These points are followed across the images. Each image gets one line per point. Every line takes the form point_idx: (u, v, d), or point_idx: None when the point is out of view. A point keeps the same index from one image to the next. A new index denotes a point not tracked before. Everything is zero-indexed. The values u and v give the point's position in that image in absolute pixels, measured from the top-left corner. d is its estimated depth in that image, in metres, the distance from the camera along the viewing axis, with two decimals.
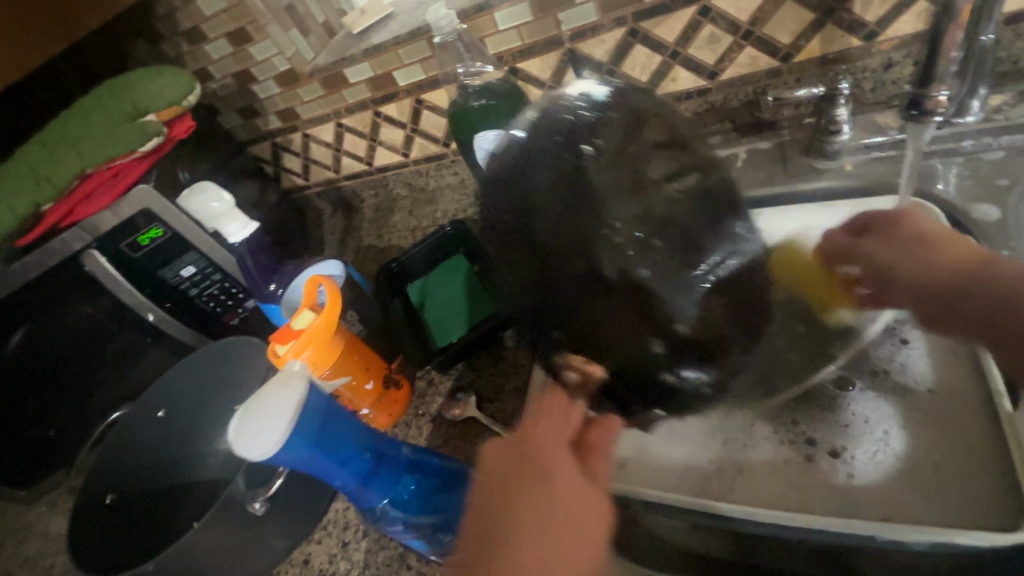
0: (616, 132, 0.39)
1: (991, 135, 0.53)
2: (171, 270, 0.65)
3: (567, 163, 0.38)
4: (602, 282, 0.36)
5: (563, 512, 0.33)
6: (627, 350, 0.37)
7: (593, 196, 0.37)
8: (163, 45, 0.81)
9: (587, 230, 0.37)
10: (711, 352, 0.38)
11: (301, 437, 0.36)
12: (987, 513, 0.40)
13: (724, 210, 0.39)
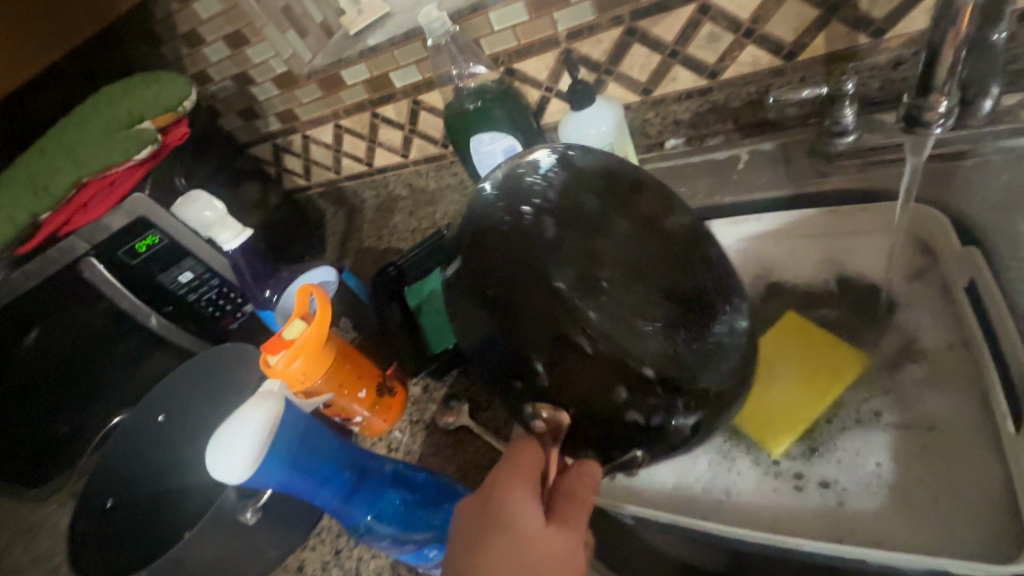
0: (562, 196, 0.38)
1: (1006, 135, 0.51)
2: (169, 276, 0.66)
3: (515, 229, 0.37)
4: (563, 339, 0.35)
5: (529, 561, 0.32)
6: (594, 400, 0.36)
7: (546, 257, 0.36)
8: (163, 48, 0.81)
9: (538, 290, 0.36)
10: (700, 387, 0.36)
11: (277, 458, 0.37)
12: (980, 546, 0.38)
13: (688, 256, 0.39)
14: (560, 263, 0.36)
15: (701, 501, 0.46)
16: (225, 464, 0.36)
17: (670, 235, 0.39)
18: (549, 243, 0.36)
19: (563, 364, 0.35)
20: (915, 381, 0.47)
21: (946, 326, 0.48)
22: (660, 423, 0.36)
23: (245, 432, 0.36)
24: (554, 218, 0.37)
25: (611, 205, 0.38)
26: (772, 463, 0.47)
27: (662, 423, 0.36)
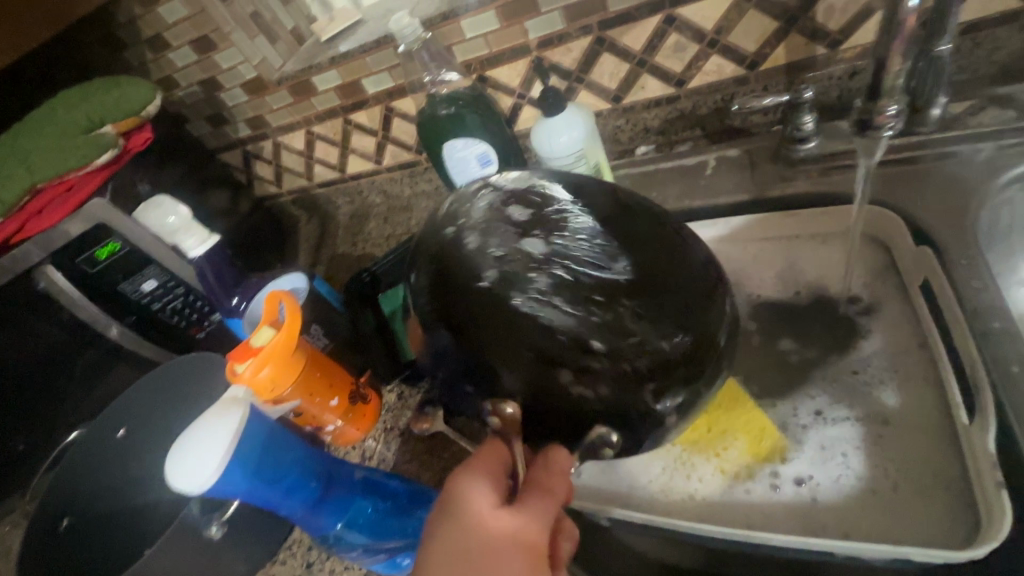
0: (494, 212, 0.41)
1: (956, 141, 0.53)
2: (132, 284, 0.64)
3: (451, 246, 0.40)
4: (501, 336, 0.36)
5: (474, 545, 0.32)
6: (551, 390, 0.35)
7: (480, 267, 0.38)
8: (127, 53, 0.79)
9: (476, 295, 0.37)
10: (654, 361, 0.35)
11: (242, 465, 0.36)
12: (941, 533, 0.39)
13: (628, 237, 0.39)
14: (494, 267, 0.38)
15: (658, 502, 0.46)
16: (181, 475, 0.34)
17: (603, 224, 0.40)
18: (482, 255, 0.38)
19: (503, 355, 0.36)
20: (876, 376, 0.47)
21: (907, 326, 0.49)
22: (631, 398, 0.35)
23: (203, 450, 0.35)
24: (482, 232, 0.40)
25: (540, 208, 0.41)
26: (744, 468, 0.46)
27: (631, 400, 0.35)
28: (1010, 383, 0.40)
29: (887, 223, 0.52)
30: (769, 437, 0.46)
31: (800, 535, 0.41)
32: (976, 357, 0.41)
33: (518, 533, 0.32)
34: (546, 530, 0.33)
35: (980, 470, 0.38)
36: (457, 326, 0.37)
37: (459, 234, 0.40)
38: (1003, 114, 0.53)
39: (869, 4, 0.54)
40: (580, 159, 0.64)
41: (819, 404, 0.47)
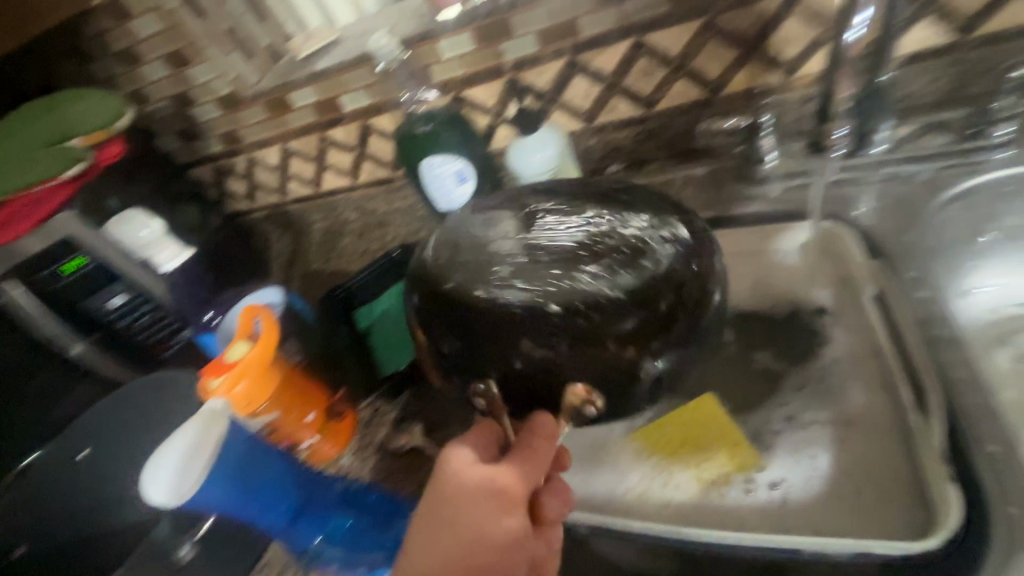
0: (470, 226, 0.45)
1: (894, 163, 0.59)
2: (98, 300, 0.62)
3: (433, 258, 0.43)
4: (476, 318, 0.38)
5: (447, 487, 0.33)
6: (531, 361, 0.37)
7: (457, 266, 0.41)
8: (94, 66, 0.78)
9: (453, 290, 0.40)
10: (623, 324, 0.37)
11: None
12: (900, 526, 0.40)
13: (593, 222, 0.42)
14: (470, 269, 0.41)
15: (637, 509, 0.47)
16: None
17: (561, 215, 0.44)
18: (456, 264, 0.42)
19: (478, 335, 0.38)
20: (837, 379, 0.49)
21: (866, 334, 0.51)
22: (617, 355, 0.36)
23: None
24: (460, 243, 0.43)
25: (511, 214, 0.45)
26: (723, 475, 0.46)
27: (616, 358, 0.36)
28: (953, 384, 0.43)
29: (839, 240, 0.55)
30: (743, 447, 0.47)
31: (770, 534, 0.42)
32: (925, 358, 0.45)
33: (490, 477, 0.33)
34: (524, 480, 0.33)
35: (927, 465, 0.40)
36: (440, 334, 0.40)
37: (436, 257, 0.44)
38: (939, 139, 0.58)
39: (820, 36, 0.58)
40: (555, 173, 0.67)
41: (790, 410, 0.49)
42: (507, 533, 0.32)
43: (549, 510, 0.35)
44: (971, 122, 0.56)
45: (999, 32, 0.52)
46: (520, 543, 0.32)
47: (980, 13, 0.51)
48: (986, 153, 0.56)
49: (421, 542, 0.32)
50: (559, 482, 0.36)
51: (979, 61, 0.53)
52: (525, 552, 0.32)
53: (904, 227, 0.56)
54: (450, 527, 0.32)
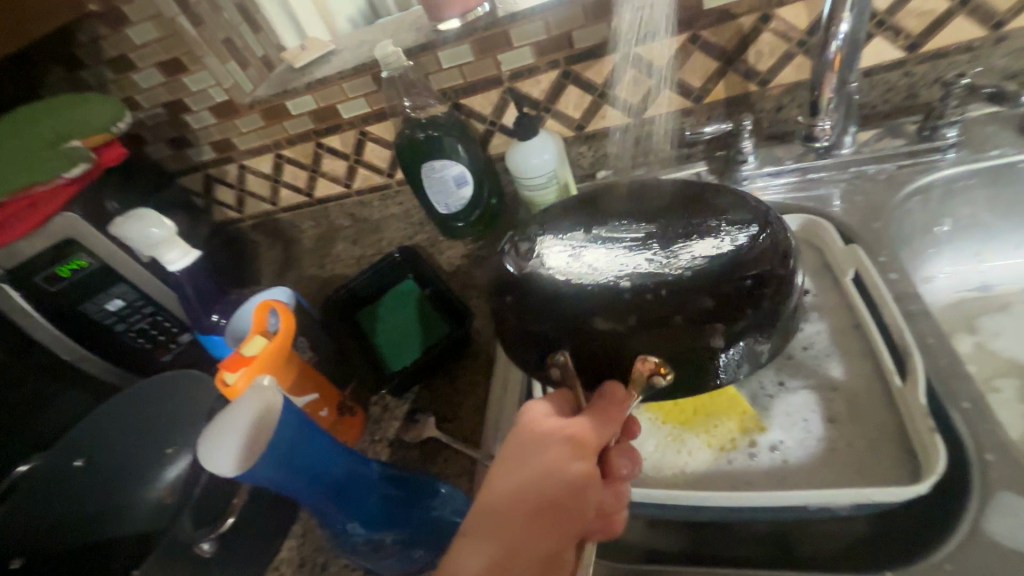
0: (555, 229, 0.49)
1: (863, 164, 0.65)
2: (95, 304, 0.61)
3: (522, 257, 0.47)
4: (575, 304, 0.43)
5: (526, 433, 0.37)
6: (622, 337, 0.41)
7: (553, 265, 0.45)
8: (85, 73, 0.77)
9: (545, 284, 0.44)
10: (701, 305, 0.41)
11: (275, 451, 0.36)
12: (892, 476, 0.44)
13: (674, 221, 0.46)
14: (560, 261, 0.46)
15: (649, 478, 0.49)
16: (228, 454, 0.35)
17: (643, 210, 0.48)
18: (547, 257, 0.46)
19: (576, 320, 0.42)
20: (821, 351, 0.53)
21: (844, 311, 0.56)
22: (700, 331, 0.41)
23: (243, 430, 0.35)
24: (550, 246, 0.47)
25: (597, 219, 0.49)
26: (731, 440, 0.50)
27: (697, 336, 0.41)
28: (928, 352, 0.49)
29: (819, 229, 0.60)
30: (751, 413, 0.51)
31: (776, 489, 0.45)
32: (905, 330, 0.49)
33: (562, 427, 0.36)
34: (595, 434, 0.36)
35: (913, 420, 0.45)
36: (532, 318, 0.44)
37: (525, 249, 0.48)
38: (896, 142, 0.65)
39: (790, 51, 0.64)
40: (552, 179, 0.70)
41: (780, 375, 0.53)
42: (577, 479, 0.34)
43: (618, 468, 0.37)
44: (925, 127, 0.63)
45: (938, 49, 0.60)
46: (587, 489, 0.34)
47: (923, 32, 0.59)
48: (939, 153, 0.63)
49: (498, 480, 0.35)
50: (629, 445, 0.37)
51: (920, 75, 0.63)
52: (592, 498, 0.35)
53: (871, 220, 0.62)
54: (524, 467, 0.35)
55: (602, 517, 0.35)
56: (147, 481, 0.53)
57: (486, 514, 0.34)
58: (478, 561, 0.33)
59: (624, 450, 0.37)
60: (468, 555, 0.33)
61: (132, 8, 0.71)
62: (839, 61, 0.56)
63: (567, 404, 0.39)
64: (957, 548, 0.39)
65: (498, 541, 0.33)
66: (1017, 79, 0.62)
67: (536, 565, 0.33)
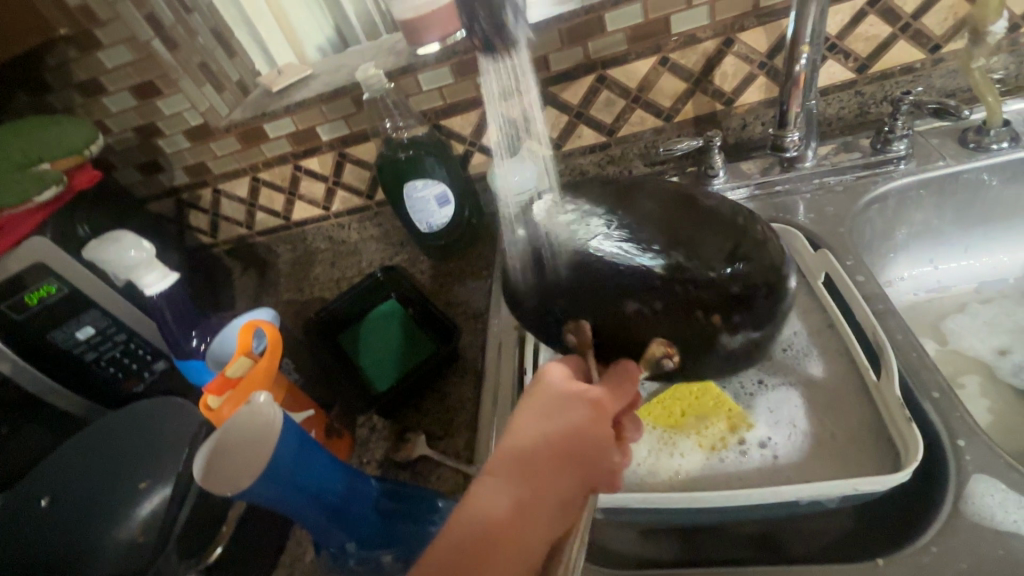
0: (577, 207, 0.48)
1: (824, 176, 0.69)
2: (64, 331, 0.59)
3: (541, 238, 0.46)
4: (604, 291, 0.43)
5: (547, 395, 0.37)
6: (632, 322, 0.42)
7: (578, 247, 0.44)
8: (51, 97, 0.75)
9: (568, 270, 0.44)
10: (718, 298, 0.43)
11: (277, 469, 0.36)
12: (875, 468, 0.46)
13: (696, 209, 0.47)
14: (579, 238, 0.45)
15: (646, 484, 0.50)
16: (226, 478, 0.34)
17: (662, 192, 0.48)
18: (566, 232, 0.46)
19: (602, 307, 0.43)
20: (801, 351, 0.56)
21: (817, 313, 0.58)
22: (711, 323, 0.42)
23: (242, 448, 0.35)
24: (573, 223, 0.46)
25: (615, 199, 0.48)
26: (721, 439, 0.51)
27: (695, 324, 0.42)
28: (898, 347, 0.51)
29: (789, 236, 0.63)
30: (737, 411, 0.53)
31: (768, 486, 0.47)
32: (876, 327, 0.51)
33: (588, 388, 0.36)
34: (613, 402, 0.37)
35: (890, 410, 0.47)
36: (551, 301, 0.44)
37: (544, 222, 0.47)
38: (854, 155, 0.69)
39: (751, 72, 0.68)
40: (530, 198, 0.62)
41: (761, 374, 0.55)
42: (600, 434, 0.35)
43: (626, 433, 0.38)
44: (878, 141, 0.67)
45: (885, 70, 0.66)
46: (608, 446, 0.35)
47: (870, 55, 0.65)
48: (892, 164, 0.67)
49: (523, 432, 0.35)
50: (635, 415, 0.39)
51: (869, 94, 0.68)
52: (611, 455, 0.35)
53: (835, 228, 0.65)
54: (550, 421, 0.35)
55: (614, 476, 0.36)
56: (116, 518, 0.49)
57: (510, 462, 0.34)
58: (503, 506, 0.32)
59: (633, 418, 0.39)
60: (492, 499, 0.33)
61: (105, 31, 0.70)
62: (803, 78, 0.60)
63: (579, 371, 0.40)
64: (941, 531, 0.41)
65: (523, 488, 0.33)
66: (955, 98, 0.68)
67: (557, 512, 0.33)
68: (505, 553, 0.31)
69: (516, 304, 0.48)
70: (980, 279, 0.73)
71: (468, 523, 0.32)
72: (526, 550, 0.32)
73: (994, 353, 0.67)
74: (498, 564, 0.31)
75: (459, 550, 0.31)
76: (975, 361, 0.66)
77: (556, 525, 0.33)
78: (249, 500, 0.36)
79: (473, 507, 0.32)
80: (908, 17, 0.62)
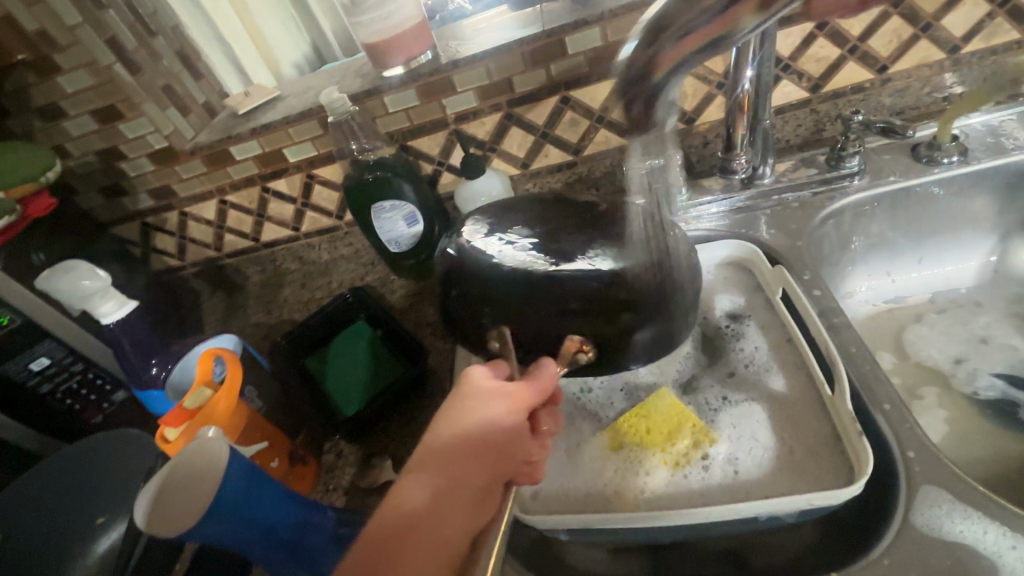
0: (496, 225, 0.50)
1: (783, 192, 0.71)
2: (16, 363, 0.56)
3: (461, 258, 0.49)
4: (518, 297, 0.46)
5: (462, 392, 0.39)
6: (546, 324, 0.46)
7: (496, 262, 0.47)
8: (10, 121, 0.74)
9: (488, 285, 0.47)
10: (627, 297, 0.45)
11: (221, 508, 0.36)
12: (832, 480, 0.47)
13: (607, 218, 0.49)
14: (499, 242, 0.48)
15: (614, 502, 0.50)
16: (167, 515, 0.34)
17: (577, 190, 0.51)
18: (485, 240, 0.49)
19: (517, 312, 0.46)
20: (761, 365, 0.57)
21: (776, 328, 0.60)
22: (617, 320, 0.45)
23: (186, 483, 0.35)
24: (492, 240, 0.49)
25: (533, 213, 0.51)
26: (685, 454, 0.52)
27: (595, 319, 0.45)
28: (853, 359, 0.52)
29: (750, 254, 0.64)
30: (701, 427, 0.53)
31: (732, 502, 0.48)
32: (828, 341, 0.53)
33: (503, 385, 0.39)
34: (529, 395, 0.39)
35: (843, 424, 0.48)
36: (477, 309, 0.48)
37: (467, 233, 0.51)
38: (810, 171, 0.71)
39: (711, 92, 0.70)
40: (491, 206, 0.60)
41: (725, 390, 0.57)
42: (513, 428, 0.37)
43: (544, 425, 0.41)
44: (832, 158, 0.70)
45: (836, 89, 0.68)
46: (521, 438, 0.38)
47: (821, 75, 0.67)
48: (847, 180, 0.70)
49: (438, 430, 0.38)
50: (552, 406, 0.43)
51: (823, 112, 0.70)
52: (524, 446, 0.38)
53: (794, 241, 0.67)
54: (466, 415, 0.38)
55: (530, 466, 0.39)
56: (71, 559, 0.47)
57: (429, 457, 0.37)
58: (420, 496, 0.36)
59: (550, 411, 0.43)
60: (413, 491, 0.36)
61: (64, 56, 0.69)
62: (750, 101, 0.62)
63: (501, 371, 0.42)
64: (893, 543, 0.42)
65: (438, 480, 0.36)
66: (903, 115, 0.71)
67: (472, 503, 0.36)
68: (421, 541, 0.35)
69: (450, 320, 0.51)
70: (933, 289, 0.75)
71: (389, 515, 0.35)
72: (443, 537, 0.35)
73: (951, 362, 0.69)
74: (417, 548, 0.34)
75: (383, 537, 0.35)
76: (931, 370, 0.69)
77: (474, 514, 0.36)
78: (197, 541, 0.36)
79: (396, 500, 0.36)
80: (855, 39, 0.64)
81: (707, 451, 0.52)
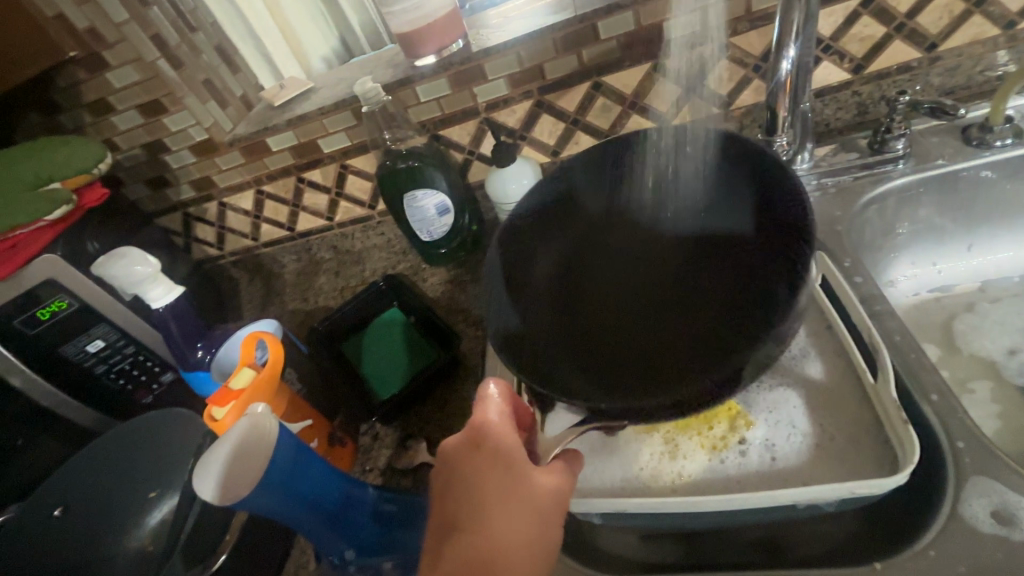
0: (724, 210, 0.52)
1: (822, 176, 0.68)
2: (74, 345, 0.61)
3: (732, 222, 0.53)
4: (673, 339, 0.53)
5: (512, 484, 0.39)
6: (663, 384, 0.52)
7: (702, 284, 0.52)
8: (62, 116, 0.77)
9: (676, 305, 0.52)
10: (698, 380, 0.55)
11: (272, 480, 0.38)
12: (873, 469, 0.47)
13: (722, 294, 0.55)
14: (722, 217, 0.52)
15: (651, 487, 0.51)
16: (227, 490, 0.36)
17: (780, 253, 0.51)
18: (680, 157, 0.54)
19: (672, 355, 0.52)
20: (799, 350, 0.56)
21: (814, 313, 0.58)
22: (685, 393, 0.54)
23: (239, 463, 0.37)
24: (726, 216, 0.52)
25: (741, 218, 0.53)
26: (723, 440, 0.52)
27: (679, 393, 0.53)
28: (897, 348, 0.51)
29: None
30: (737, 412, 0.53)
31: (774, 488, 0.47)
32: (870, 326, 0.51)
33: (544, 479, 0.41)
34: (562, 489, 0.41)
35: (887, 411, 0.47)
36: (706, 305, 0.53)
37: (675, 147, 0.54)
38: (851, 156, 0.69)
39: (747, 75, 0.68)
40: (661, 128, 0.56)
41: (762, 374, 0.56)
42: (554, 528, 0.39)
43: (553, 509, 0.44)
44: (875, 141, 0.67)
45: (882, 70, 0.66)
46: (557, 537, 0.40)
47: (866, 55, 0.65)
48: (891, 164, 0.67)
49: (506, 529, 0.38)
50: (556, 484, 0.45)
51: (866, 94, 0.68)
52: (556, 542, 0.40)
53: (835, 228, 0.65)
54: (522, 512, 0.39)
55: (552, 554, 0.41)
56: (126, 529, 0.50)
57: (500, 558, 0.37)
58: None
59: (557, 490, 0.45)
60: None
61: (112, 53, 0.72)
62: (790, 83, 0.60)
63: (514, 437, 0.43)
64: (940, 534, 0.41)
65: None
66: (953, 95, 0.68)
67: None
68: None
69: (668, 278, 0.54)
70: (981, 278, 0.72)
71: None
72: None
73: (1003, 353, 0.66)
74: None
75: None
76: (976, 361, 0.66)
77: None
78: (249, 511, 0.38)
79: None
80: (902, 16, 0.62)
81: (746, 439, 0.51)
